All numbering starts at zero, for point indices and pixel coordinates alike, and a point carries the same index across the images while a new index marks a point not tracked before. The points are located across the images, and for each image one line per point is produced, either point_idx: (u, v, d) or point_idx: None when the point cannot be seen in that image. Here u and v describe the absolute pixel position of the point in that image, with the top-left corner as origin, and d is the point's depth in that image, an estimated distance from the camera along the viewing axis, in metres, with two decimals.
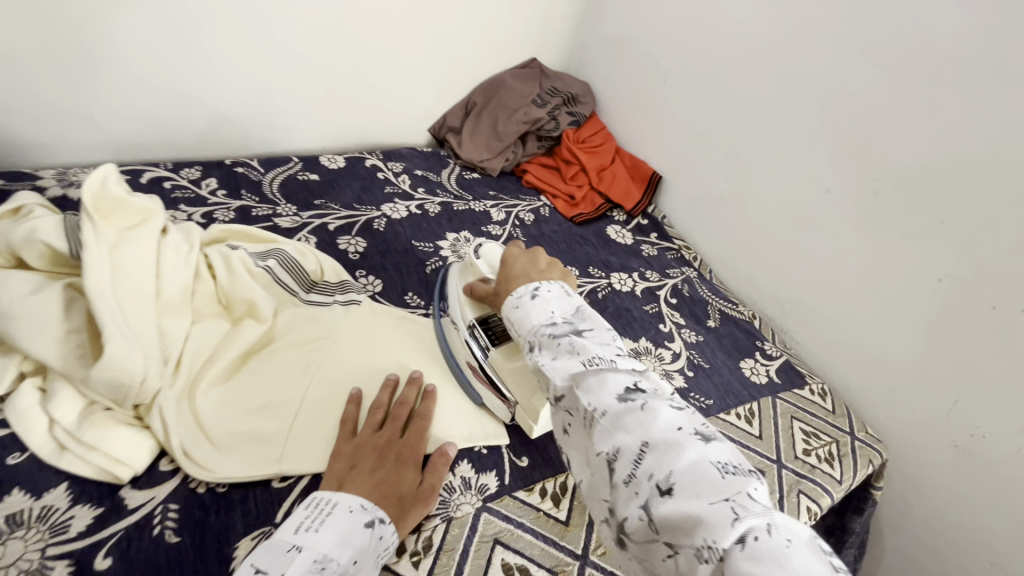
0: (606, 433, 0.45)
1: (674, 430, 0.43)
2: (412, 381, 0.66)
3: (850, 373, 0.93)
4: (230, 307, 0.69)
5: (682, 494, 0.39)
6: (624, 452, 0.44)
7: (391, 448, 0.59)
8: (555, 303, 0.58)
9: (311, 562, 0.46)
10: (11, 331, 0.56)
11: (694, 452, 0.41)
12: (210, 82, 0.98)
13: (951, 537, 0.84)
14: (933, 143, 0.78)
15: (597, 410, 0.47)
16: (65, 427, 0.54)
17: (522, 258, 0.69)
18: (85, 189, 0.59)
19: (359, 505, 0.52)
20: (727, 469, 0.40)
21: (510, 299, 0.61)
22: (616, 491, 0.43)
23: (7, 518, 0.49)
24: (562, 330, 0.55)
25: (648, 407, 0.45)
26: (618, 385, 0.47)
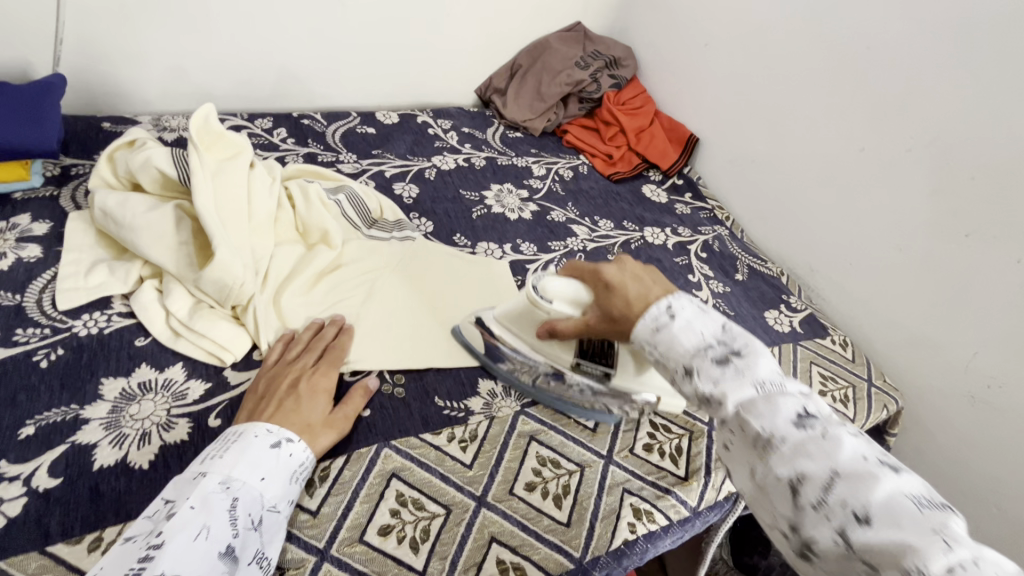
0: (786, 458, 0.41)
1: (861, 459, 0.39)
2: (335, 323, 0.69)
3: (873, 327, 0.97)
4: (306, 234, 0.78)
5: (888, 528, 0.36)
6: (811, 478, 0.40)
7: (303, 376, 0.61)
8: (700, 322, 0.50)
9: (217, 484, 0.48)
10: (137, 239, 0.67)
11: (889, 483, 0.38)
12: (283, 40, 1.07)
13: (962, 484, 0.87)
14: (969, 101, 0.81)
15: (774, 435, 0.42)
16: (179, 317, 0.65)
17: (631, 282, 0.56)
18: (192, 123, 0.70)
19: (265, 431, 0.54)
20: (925, 503, 0.37)
21: (642, 322, 0.52)
22: (799, 513, 0.40)
23: (139, 384, 0.60)
24: (722, 355, 0.48)
25: (830, 435, 0.41)
26: (791, 410, 0.43)
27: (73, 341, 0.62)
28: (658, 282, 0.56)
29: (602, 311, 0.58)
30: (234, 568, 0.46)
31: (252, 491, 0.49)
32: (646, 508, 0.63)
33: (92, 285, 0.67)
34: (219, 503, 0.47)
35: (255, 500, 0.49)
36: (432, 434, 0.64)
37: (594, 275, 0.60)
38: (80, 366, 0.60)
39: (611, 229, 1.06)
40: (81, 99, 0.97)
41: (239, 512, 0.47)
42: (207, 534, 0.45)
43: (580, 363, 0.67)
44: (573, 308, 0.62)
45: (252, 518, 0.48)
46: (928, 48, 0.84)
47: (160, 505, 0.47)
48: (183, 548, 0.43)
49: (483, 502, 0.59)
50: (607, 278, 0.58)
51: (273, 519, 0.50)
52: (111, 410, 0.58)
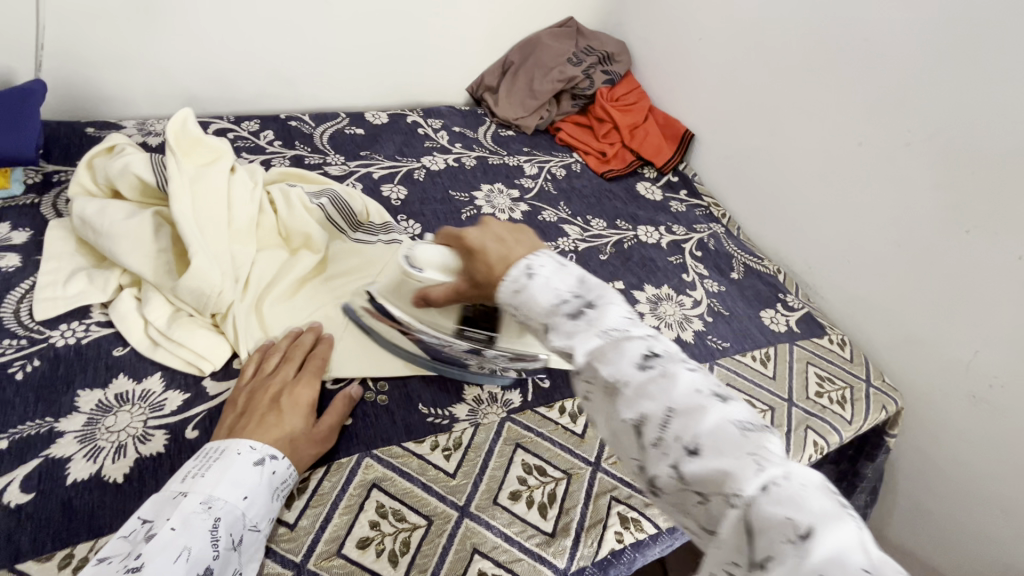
0: (630, 400, 0.41)
1: (693, 392, 0.39)
2: (310, 329, 0.68)
3: (872, 325, 0.94)
4: (288, 238, 0.77)
5: (713, 456, 0.36)
6: (650, 417, 0.39)
7: (285, 387, 0.60)
8: (556, 278, 0.48)
9: (199, 503, 0.47)
10: (115, 248, 0.66)
11: (715, 411, 0.38)
12: (270, 41, 1.06)
13: (964, 484, 0.85)
14: (968, 94, 0.78)
15: (620, 380, 0.41)
16: (157, 327, 0.64)
17: (488, 240, 0.54)
18: (169, 129, 0.69)
19: (248, 448, 0.52)
20: (748, 426, 0.37)
21: (504, 286, 0.49)
22: (645, 453, 0.39)
23: (116, 395, 0.59)
24: (576, 309, 0.46)
25: (669, 372, 0.40)
26: (635, 352, 0.42)
27: (50, 352, 0.62)
28: (527, 242, 0.54)
29: (470, 278, 0.57)
30: None
31: (233, 510, 0.48)
32: (634, 517, 0.61)
33: (71, 294, 0.66)
34: (201, 524, 0.46)
35: (236, 519, 0.48)
36: (415, 443, 0.62)
37: (458, 241, 0.58)
38: (57, 377, 0.60)
39: (603, 228, 1.04)
40: (65, 105, 0.96)
41: (220, 532, 0.47)
42: (187, 556, 0.44)
43: (463, 329, 0.65)
44: (446, 274, 0.61)
45: (233, 538, 0.47)
46: (928, 40, 0.82)
47: (137, 525, 0.46)
48: (162, 571, 0.43)
49: (466, 512, 0.58)
50: (469, 242, 0.56)
51: (254, 538, 0.49)
52: (86, 423, 0.57)
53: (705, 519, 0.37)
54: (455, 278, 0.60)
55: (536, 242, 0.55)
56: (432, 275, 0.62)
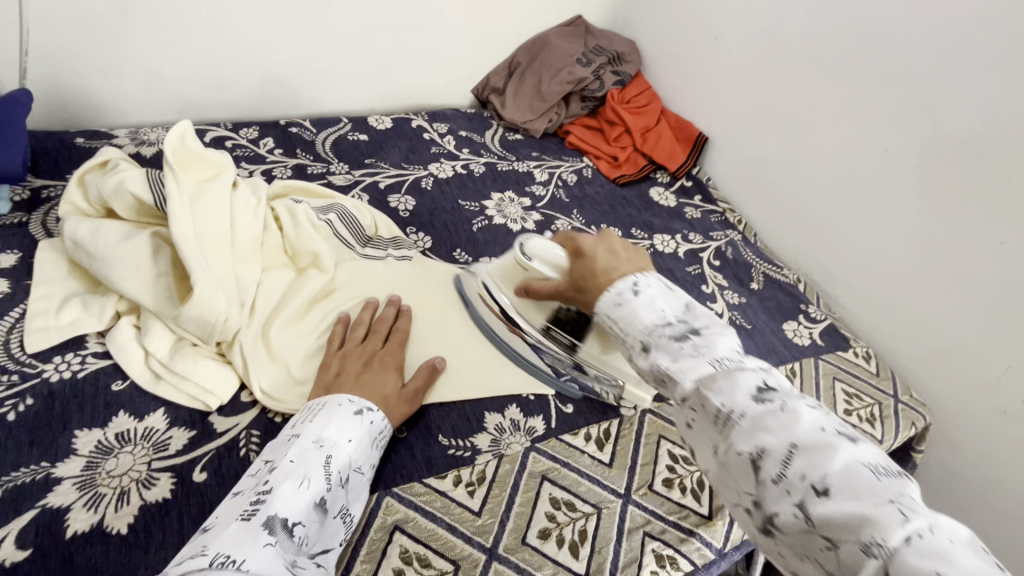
0: (746, 433, 0.40)
1: (818, 431, 0.38)
2: (393, 306, 0.70)
3: (898, 337, 0.92)
4: (295, 257, 0.73)
5: (844, 496, 0.34)
6: (770, 451, 0.38)
7: (376, 355, 0.63)
8: (662, 300, 0.50)
9: (311, 442, 0.50)
10: (111, 273, 0.62)
11: (844, 452, 0.36)
12: (266, 43, 1.01)
13: (995, 500, 0.83)
14: (1001, 100, 0.75)
15: (733, 411, 0.41)
16: (159, 358, 0.60)
17: (601, 250, 0.58)
18: (167, 142, 0.65)
19: (348, 400, 0.55)
20: (882, 469, 0.35)
21: (606, 296, 0.52)
22: (760, 488, 0.38)
23: (117, 435, 0.56)
24: (681, 333, 0.47)
25: (789, 407, 0.39)
26: (749, 384, 0.41)
27: (44, 389, 0.57)
28: (637, 261, 0.56)
29: (572, 280, 0.60)
30: (325, 520, 0.47)
31: (342, 450, 0.51)
32: (670, 554, 0.58)
33: (64, 323, 0.62)
34: (315, 458, 0.49)
35: (344, 459, 0.51)
36: (437, 479, 0.59)
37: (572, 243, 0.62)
38: (52, 417, 0.55)
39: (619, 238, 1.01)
40: (52, 112, 0.91)
41: (331, 468, 0.49)
42: (307, 483, 0.47)
43: (551, 328, 0.70)
44: (552, 272, 0.64)
45: (341, 477, 0.50)
46: (961, 43, 0.78)
47: (261, 465, 0.49)
48: (289, 493, 0.45)
49: (494, 554, 0.55)
50: (580, 245, 0.60)
51: (359, 481, 0.52)
52: (85, 467, 0.53)
53: (835, 566, 0.34)
54: (558, 277, 0.64)
55: (648, 263, 0.56)
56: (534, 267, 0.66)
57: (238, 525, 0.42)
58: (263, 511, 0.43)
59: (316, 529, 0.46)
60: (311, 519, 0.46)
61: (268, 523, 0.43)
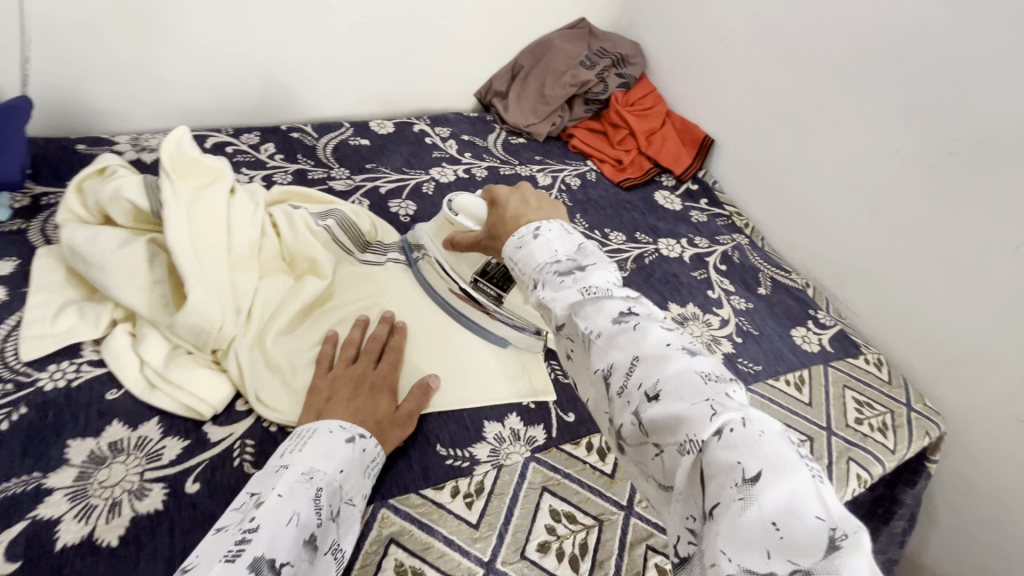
0: (602, 352, 0.45)
1: (662, 347, 0.43)
2: (383, 321, 0.68)
3: (911, 343, 0.89)
4: (293, 263, 0.72)
5: (671, 399, 0.41)
6: (618, 366, 0.44)
7: (367, 377, 0.61)
8: (559, 242, 0.53)
9: (300, 474, 0.48)
10: (106, 281, 0.61)
11: (678, 362, 0.42)
12: (268, 49, 1.01)
13: (1013, 511, 0.81)
14: (1018, 100, 0.73)
15: (594, 332, 0.46)
16: (153, 367, 0.59)
17: (511, 198, 0.61)
18: (164, 150, 0.64)
19: (339, 427, 0.53)
20: (709, 377, 0.41)
21: (510, 241, 0.55)
22: (614, 403, 0.45)
23: (111, 445, 0.55)
24: (567, 268, 0.50)
25: (640, 326, 0.45)
26: (612, 309, 0.46)
27: (38, 398, 0.57)
28: (546, 210, 0.59)
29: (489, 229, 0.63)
30: (315, 558, 0.45)
31: (332, 481, 0.49)
32: (673, 569, 0.57)
33: (60, 331, 0.61)
34: (304, 491, 0.46)
35: (335, 491, 0.49)
36: (434, 490, 0.58)
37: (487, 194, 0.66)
38: (45, 427, 0.55)
39: (623, 242, 0.99)
40: (55, 119, 0.91)
41: (322, 501, 0.47)
42: (297, 520, 0.44)
43: (477, 281, 0.74)
44: (475, 223, 0.70)
45: (331, 510, 0.48)
46: (975, 41, 0.76)
47: (246, 498, 0.46)
48: (277, 531, 0.42)
49: (492, 568, 0.53)
50: (495, 195, 0.63)
51: (349, 513, 0.50)
52: (78, 477, 0.52)
53: (663, 468, 0.41)
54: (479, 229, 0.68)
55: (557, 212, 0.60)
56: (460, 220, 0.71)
57: (222, 567, 0.39)
58: (250, 551, 0.40)
59: (305, 568, 0.43)
60: (300, 558, 0.43)
61: (255, 565, 0.39)
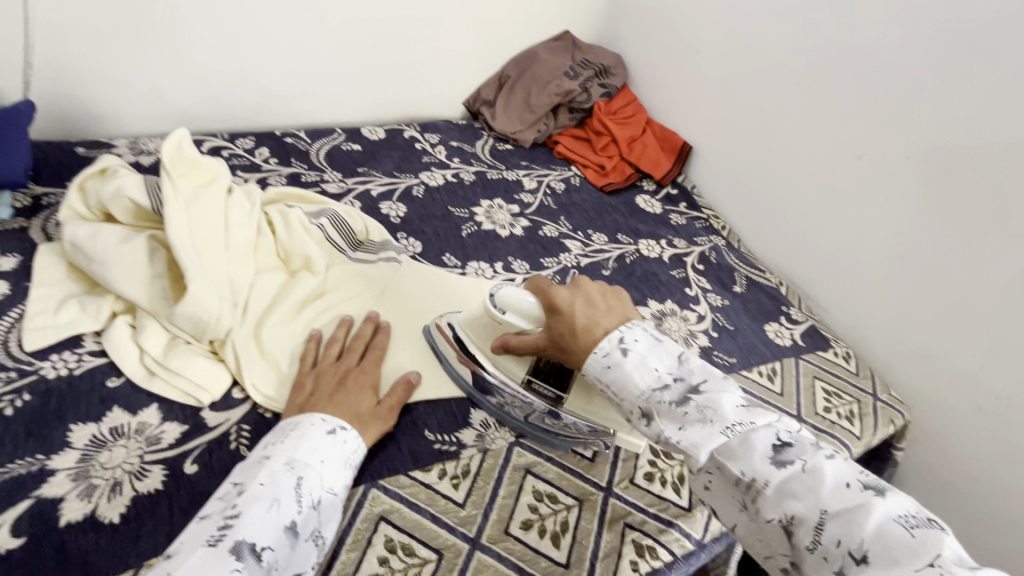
0: (773, 500, 0.43)
1: (844, 488, 0.41)
2: (368, 321, 0.71)
3: (877, 338, 0.94)
4: (288, 260, 0.76)
5: (882, 563, 0.37)
6: (802, 520, 0.41)
7: (349, 374, 0.63)
8: (655, 358, 0.51)
9: (283, 464, 0.49)
10: (107, 274, 0.64)
11: (875, 510, 0.39)
12: (264, 57, 1.05)
13: (974, 495, 0.85)
14: (965, 108, 0.79)
15: (756, 479, 0.43)
16: (153, 355, 0.62)
17: (575, 301, 0.57)
18: (164, 150, 0.67)
19: (321, 419, 0.55)
20: (911, 522, 0.38)
21: (593, 358, 0.53)
22: (797, 552, 0.42)
23: (112, 429, 0.57)
24: (681, 395, 0.49)
25: (810, 467, 0.42)
26: (766, 445, 0.44)
27: (41, 385, 0.59)
28: (616, 309, 0.56)
29: (551, 337, 0.59)
30: (297, 544, 0.46)
31: (314, 471, 0.50)
32: (649, 544, 0.60)
33: (62, 322, 0.64)
34: (285, 480, 0.48)
35: (316, 480, 0.50)
36: (422, 471, 0.61)
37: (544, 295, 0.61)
38: (48, 412, 0.57)
39: (605, 243, 1.03)
40: (54, 123, 0.94)
41: (303, 489, 0.48)
42: (277, 507, 0.46)
43: (531, 381, 0.67)
44: (527, 322, 0.64)
45: (314, 499, 0.49)
46: (926, 54, 0.82)
47: (229, 488, 0.48)
48: (257, 517, 0.44)
49: (478, 544, 0.56)
50: (555, 300, 0.58)
51: (332, 502, 0.50)
52: (80, 459, 0.54)
53: None
54: (536, 330, 0.63)
55: (627, 308, 0.57)
56: (511, 316, 0.65)
57: (205, 552, 0.41)
58: (232, 537, 0.43)
59: (286, 555, 0.44)
60: (281, 542, 0.44)
61: (235, 549, 0.42)
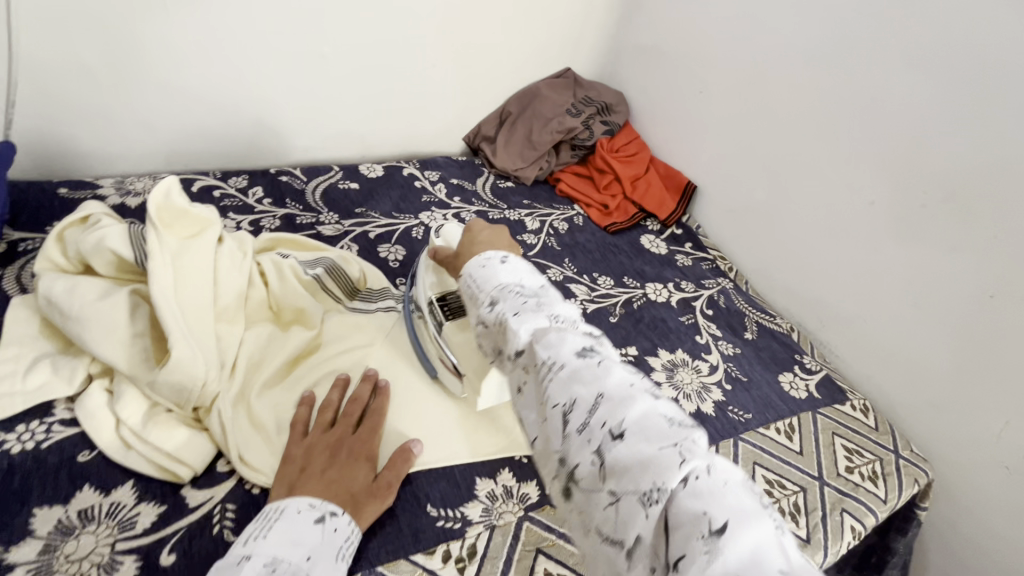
0: (564, 385, 0.44)
1: (628, 386, 0.44)
2: (365, 381, 0.66)
3: (895, 389, 0.90)
4: (279, 313, 0.71)
5: (634, 436, 0.40)
6: (581, 402, 0.43)
7: (343, 445, 0.58)
8: (523, 273, 0.57)
9: (264, 565, 0.45)
10: (84, 335, 0.59)
11: (643, 404, 0.42)
12: (258, 94, 1.02)
13: (1006, 559, 0.81)
14: (980, 158, 0.77)
15: (556, 363, 0.45)
16: (130, 427, 0.57)
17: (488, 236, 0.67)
18: (151, 201, 0.62)
19: (308, 505, 0.51)
20: (675, 422, 0.41)
21: (477, 260, 0.59)
22: (567, 444, 0.43)
23: (80, 513, 0.52)
24: (529, 295, 0.53)
25: (604, 365, 0.46)
26: (576, 344, 0.47)
27: (3, 462, 0.53)
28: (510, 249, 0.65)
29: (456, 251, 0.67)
30: None
31: (299, 571, 0.46)
32: None
33: (31, 389, 0.58)
34: None
35: None
36: (425, 555, 0.56)
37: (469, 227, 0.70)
38: (10, 494, 0.51)
39: (611, 287, 1.00)
40: (37, 163, 0.90)
41: None
42: None
43: (433, 302, 0.70)
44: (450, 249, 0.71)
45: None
46: (935, 102, 0.81)
47: None
48: None
49: None
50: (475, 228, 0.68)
51: None
52: (42, 552, 0.48)
53: (613, 521, 0.39)
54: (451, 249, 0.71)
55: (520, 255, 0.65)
56: (441, 245, 0.72)
57: None
58: None
59: None
60: None
61: None
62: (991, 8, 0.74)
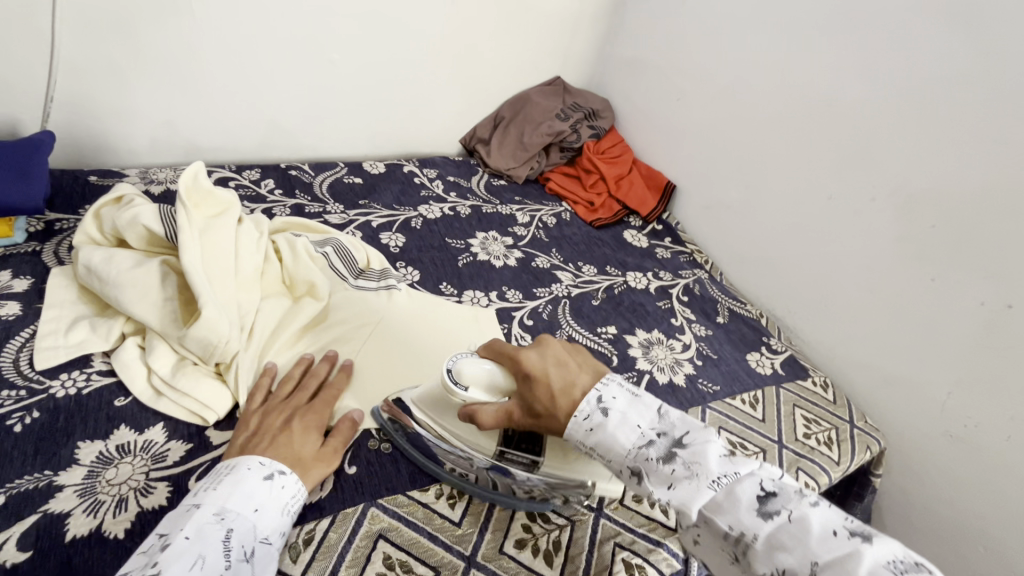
0: (763, 555, 0.44)
1: (830, 535, 0.43)
2: (326, 360, 0.71)
3: (852, 368, 0.99)
4: (292, 286, 0.79)
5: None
6: (793, 572, 0.43)
7: (296, 412, 0.63)
8: (635, 414, 0.53)
9: (212, 515, 0.49)
10: (120, 296, 0.67)
11: (863, 556, 0.41)
12: (272, 95, 1.10)
13: (951, 521, 0.89)
14: (920, 156, 0.86)
15: (745, 533, 0.45)
16: (161, 375, 0.64)
17: (553, 370, 0.57)
18: (182, 181, 0.70)
19: (258, 463, 0.54)
20: (897, 566, 0.41)
21: (576, 421, 0.54)
22: None
23: (118, 447, 0.59)
24: (665, 450, 0.50)
25: (795, 517, 0.45)
26: (751, 500, 0.46)
27: (50, 404, 0.61)
28: (589, 371, 0.58)
29: (525, 401, 0.57)
30: None
31: (245, 522, 0.49)
32: (638, 563, 0.62)
33: (72, 343, 0.66)
34: (214, 533, 0.48)
35: (248, 531, 0.49)
36: (420, 491, 0.63)
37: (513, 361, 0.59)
38: (57, 429, 0.59)
39: (595, 274, 1.08)
40: (68, 153, 0.98)
41: (232, 542, 0.48)
42: (201, 563, 0.45)
43: (504, 450, 0.61)
44: (490, 393, 0.60)
45: (245, 550, 0.48)
46: (883, 107, 0.90)
47: (153, 539, 0.47)
48: None
49: (473, 562, 0.58)
50: (527, 367, 0.57)
51: (266, 552, 0.50)
52: (86, 476, 0.56)
53: None
54: (501, 398, 0.59)
55: (593, 364, 0.60)
56: (477, 394, 0.59)
57: None
58: None
59: None
60: None
61: None
62: (930, 23, 0.84)
